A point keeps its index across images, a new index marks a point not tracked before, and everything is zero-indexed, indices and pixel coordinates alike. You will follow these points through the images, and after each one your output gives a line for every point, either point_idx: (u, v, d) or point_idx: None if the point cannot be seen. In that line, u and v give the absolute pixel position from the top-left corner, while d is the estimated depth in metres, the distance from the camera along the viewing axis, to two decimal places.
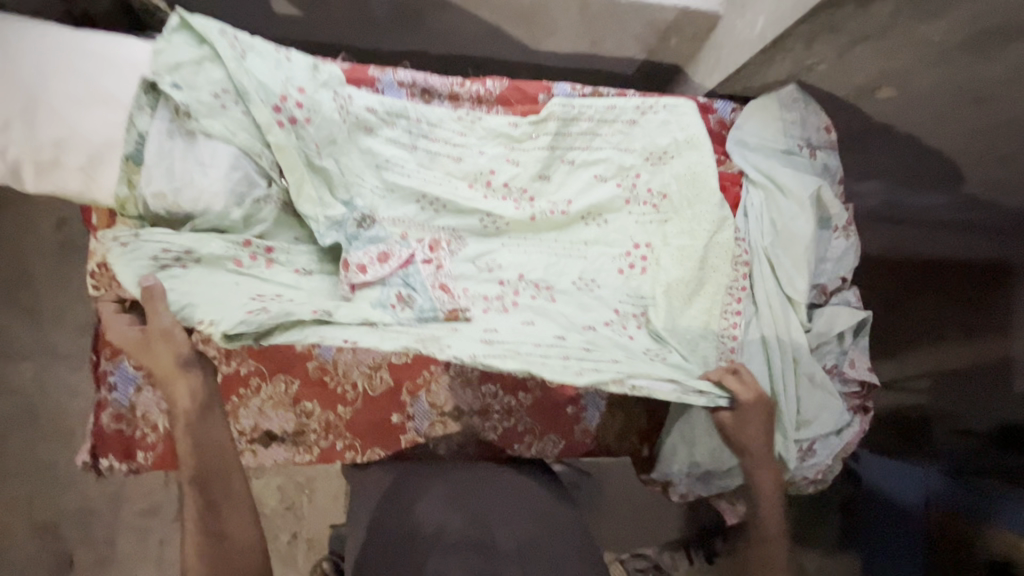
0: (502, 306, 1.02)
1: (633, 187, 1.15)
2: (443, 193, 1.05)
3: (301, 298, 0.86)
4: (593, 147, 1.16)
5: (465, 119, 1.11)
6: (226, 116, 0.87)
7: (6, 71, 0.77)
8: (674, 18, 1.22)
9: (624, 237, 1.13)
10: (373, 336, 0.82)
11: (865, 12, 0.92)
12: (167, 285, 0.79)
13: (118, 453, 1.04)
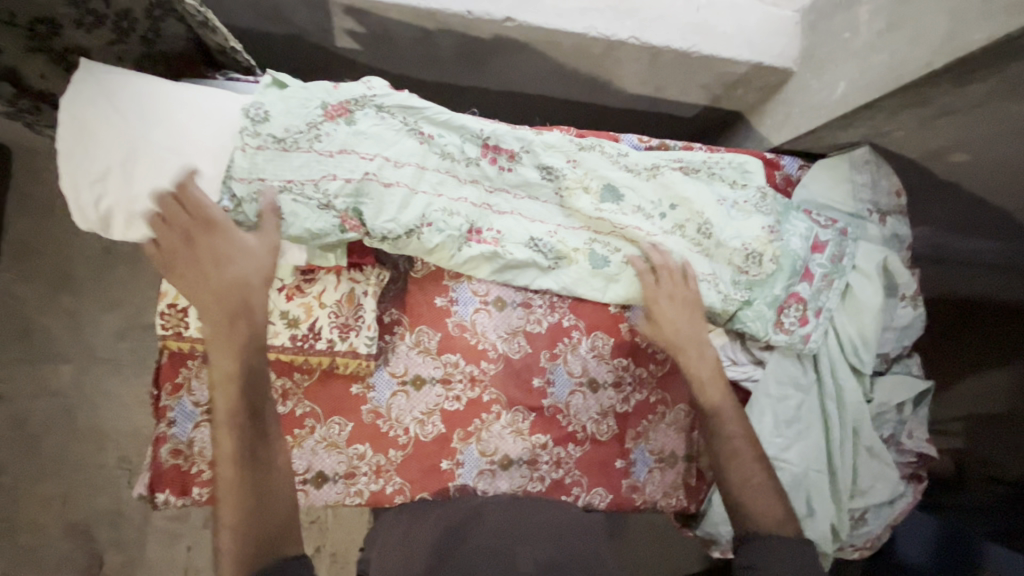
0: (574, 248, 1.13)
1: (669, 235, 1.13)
2: (510, 243, 1.09)
3: (455, 206, 1.04)
4: (632, 197, 1.13)
5: (523, 167, 1.11)
6: (335, 164, 0.94)
7: (109, 127, 0.86)
8: (745, 72, 1.21)
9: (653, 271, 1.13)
10: (522, 250, 1.10)
11: (960, 91, 0.92)
12: (369, 190, 0.95)
13: (175, 488, 1.05)
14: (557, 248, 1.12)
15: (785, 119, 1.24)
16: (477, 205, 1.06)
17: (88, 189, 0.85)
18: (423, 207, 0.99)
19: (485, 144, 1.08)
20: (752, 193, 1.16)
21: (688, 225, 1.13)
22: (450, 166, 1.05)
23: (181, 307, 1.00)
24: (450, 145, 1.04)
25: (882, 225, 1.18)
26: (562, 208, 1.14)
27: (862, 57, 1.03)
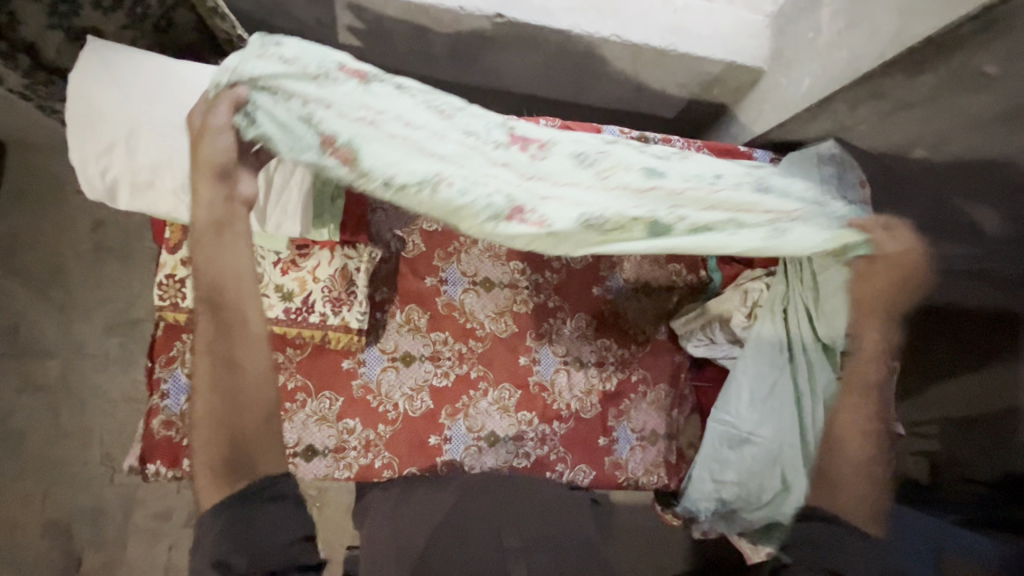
0: (631, 201, 0.86)
1: (742, 203, 0.91)
2: (541, 205, 0.80)
3: (464, 169, 0.82)
4: (680, 176, 0.99)
5: (549, 148, 0.97)
6: (331, 111, 0.83)
7: (113, 99, 0.83)
8: (720, 71, 1.29)
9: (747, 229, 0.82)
10: (571, 211, 0.80)
11: (913, 83, 1.00)
12: (370, 132, 0.82)
13: (165, 460, 1.06)
14: (611, 208, 0.82)
15: (758, 115, 1.33)
16: (511, 181, 0.84)
17: (95, 162, 0.83)
18: (436, 168, 0.80)
19: (513, 134, 0.97)
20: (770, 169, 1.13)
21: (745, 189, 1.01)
22: (474, 143, 0.90)
23: (179, 278, 1.04)
24: (474, 123, 0.93)
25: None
26: (605, 184, 0.93)
27: (825, 55, 1.11)
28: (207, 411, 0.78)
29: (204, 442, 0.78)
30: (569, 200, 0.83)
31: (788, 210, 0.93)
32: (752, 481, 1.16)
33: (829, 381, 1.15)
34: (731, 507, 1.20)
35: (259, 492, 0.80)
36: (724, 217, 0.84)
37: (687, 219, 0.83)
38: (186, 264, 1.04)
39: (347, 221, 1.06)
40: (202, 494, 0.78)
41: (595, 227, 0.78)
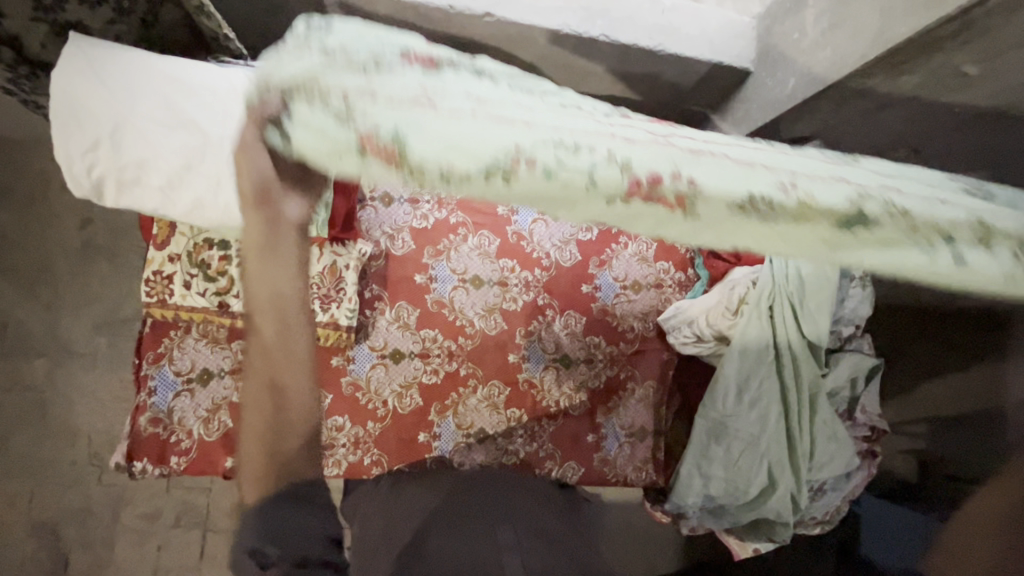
0: (798, 184, 0.61)
1: (925, 194, 0.70)
2: (675, 169, 0.57)
3: (580, 130, 0.64)
4: (832, 165, 0.75)
5: (657, 128, 0.79)
6: (385, 55, 0.74)
7: (97, 95, 0.80)
8: (707, 71, 1.30)
9: (947, 222, 0.64)
10: (730, 187, 0.57)
11: (894, 82, 1.02)
12: (418, 77, 0.70)
13: (153, 457, 1.06)
14: (790, 184, 0.61)
15: (744, 114, 1.34)
16: (636, 142, 0.62)
17: (80, 159, 0.81)
18: (519, 138, 0.54)
19: (628, 116, 0.86)
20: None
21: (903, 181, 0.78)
22: (572, 109, 0.80)
23: (166, 274, 1.04)
24: (572, 98, 0.86)
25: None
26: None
27: (809, 55, 1.13)
28: (254, 404, 0.64)
29: (245, 433, 0.64)
30: (709, 173, 0.58)
31: (961, 202, 0.71)
32: (739, 479, 1.18)
33: (812, 378, 1.19)
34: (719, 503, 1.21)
35: (296, 498, 0.65)
36: (917, 205, 0.65)
37: (876, 222, 0.61)
38: (173, 261, 1.04)
39: (336, 218, 1.06)
40: (242, 488, 0.65)
41: (761, 204, 0.57)
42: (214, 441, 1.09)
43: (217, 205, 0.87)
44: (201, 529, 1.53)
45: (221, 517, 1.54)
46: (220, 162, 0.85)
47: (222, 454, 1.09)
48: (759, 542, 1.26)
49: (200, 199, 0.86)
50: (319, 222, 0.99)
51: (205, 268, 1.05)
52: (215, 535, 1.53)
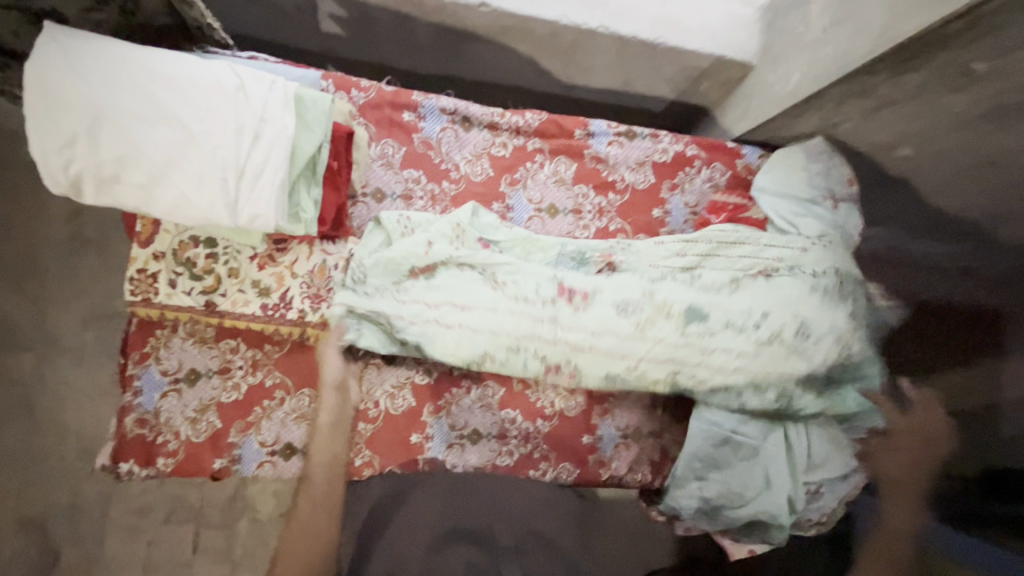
0: (674, 344, 1.13)
1: (758, 337, 1.14)
2: (585, 362, 1.12)
3: (523, 327, 1.09)
4: (711, 327, 1.14)
5: (590, 298, 1.14)
6: (444, 281, 1.10)
7: (74, 87, 0.77)
8: (708, 65, 1.27)
9: (752, 365, 1.14)
10: (621, 365, 1.13)
11: (899, 79, 0.99)
12: (437, 294, 1.08)
13: (139, 459, 1.04)
14: (649, 363, 1.13)
15: (745, 111, 1.32)
16: (552, 341, 1.10)
17: (56, 155, 0.77)
18: (489, 343, 1.08)
19: (561, 285, 1.13)
20: (835, 278, 1.17)
21: (785, 331, 1.13)
22: (522, 307, 1.10)
23: (151, 272, 1.01)
24: (523, 288, 1.11)
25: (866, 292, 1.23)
26: (644, 338, 1.13)
27: (813, 50, 1.10)
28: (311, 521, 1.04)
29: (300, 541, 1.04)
30: (604, 347, 1.12)
31: (784, 379, 1.15)
32: (733, 481, 1.17)
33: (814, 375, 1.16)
34: (716, 505, 1.19)
35: None
36: (730, 354, 1.14)
37: (700, 380, 1.14)
38: (158, 259, 1.01)
39: (325, 216, 0.98)
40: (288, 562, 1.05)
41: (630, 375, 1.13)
42: (202, 443, 1.06)
43: (200, 202, 0.82)
44: (192, 525, 1.51)
45: (213, 513, 1.52)
46: (203, 158, 0.81)
47: (210, 456, 1.06)
48: (754, 542, 1.25)
49: (182, 195, 0.81)
50: (307, 219, 0.93)
51: (190, 266, 1.02)
52: (207, 531, 1.51)
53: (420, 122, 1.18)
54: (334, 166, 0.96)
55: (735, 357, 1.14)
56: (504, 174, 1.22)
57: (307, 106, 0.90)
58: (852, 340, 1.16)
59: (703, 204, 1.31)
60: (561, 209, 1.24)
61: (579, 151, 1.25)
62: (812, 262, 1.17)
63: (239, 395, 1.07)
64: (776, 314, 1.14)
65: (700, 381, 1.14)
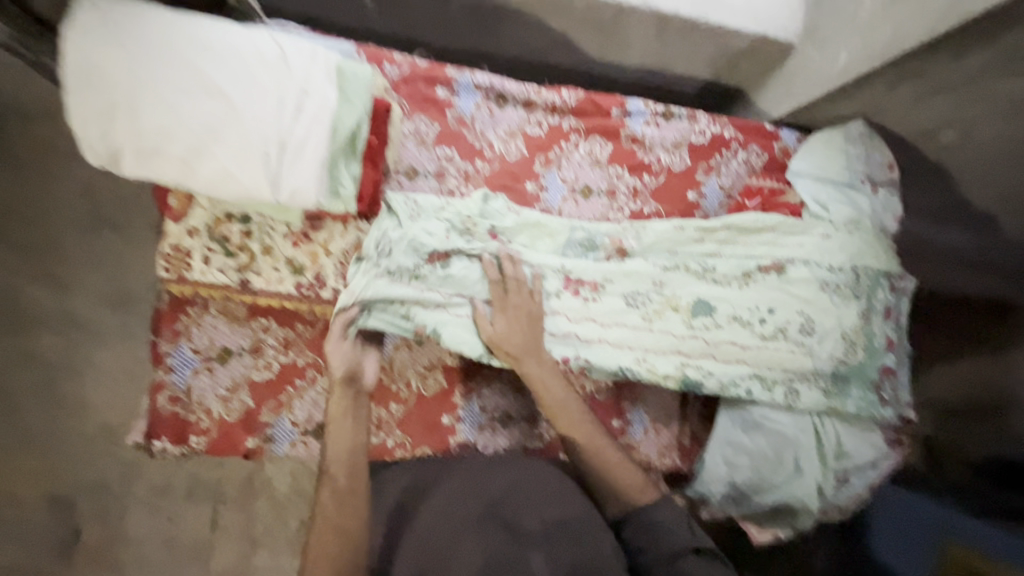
0: (675, 339, 1.14)
1: (762, 332, 1.14)
2: (594, 357, 1.10)
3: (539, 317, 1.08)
4: (716, 316, 1.15)
5: (598, 287, 1.14)
6: (451, 281, 1.06)
7: (118, 55, 0.74)
8: (750, 45, 1.23)
9: (757, 358, 1.14)
10: (626, 356, 1.11)
11: (959, 61, 0.97)
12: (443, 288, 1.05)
13: (172, 436, 1.03)
14: (653, 350, 1.13)
15: (786, 91, 1.28)
16: (561, 334, 1.10)
17: (97, 125, 0.74)
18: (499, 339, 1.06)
19: (567, 277, 1.14)
20: (850, 275, 1.16)
21: (792, 327, 1.14)
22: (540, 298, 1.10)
23: (184, 249, 0.99)
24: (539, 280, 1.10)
25: (889, 287, 1.19)
26: (651, 330, 1.13)
27: (867, 29, 1.06)
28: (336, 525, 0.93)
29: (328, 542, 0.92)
30: (609, 338, 1.12)
31: (793, 373, 1.15)
32: (765, 467, 1.16)
33: (826, 363, 1.15)
34: (743, 491, 1.18)
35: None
36: (738, 344, 1.14)
37: (709, 373, 1.13)
38: (191, 235, 0.99)
39: (364, 195, 0.92)
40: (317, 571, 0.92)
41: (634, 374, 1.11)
42: (235, 421, 1.05)
43: (243, 176, 0.80)
44: (212, 502, 1.51)
45: (232, 492, 1.52)
46: (246, 132, 0.79)
47: (243, 434, 1.05)
48: (779, 527, 1.25)
49: (224, 170, 0.79)
50: (346, 196, 0.87)
51: (224, 243, 1.00)
52: (226, 508, 1.52)
53: (454, 98, 1.15)
54: (373, 141, 0.91)
55: (740, 350, 1.14)
56: (538, 153, 1.19)
57: (348, 79, 0.86)
58: (858, 338, 1.16)
59: (738, 187, 1.28)
60: (595, 190, 1.22)
61: (616, 131, 1.22)
62: (829, 258, 1.16)
63: (271, 374, 1.07)
64: (783, 310, 1.15)
65: (707, 374, 1.13)
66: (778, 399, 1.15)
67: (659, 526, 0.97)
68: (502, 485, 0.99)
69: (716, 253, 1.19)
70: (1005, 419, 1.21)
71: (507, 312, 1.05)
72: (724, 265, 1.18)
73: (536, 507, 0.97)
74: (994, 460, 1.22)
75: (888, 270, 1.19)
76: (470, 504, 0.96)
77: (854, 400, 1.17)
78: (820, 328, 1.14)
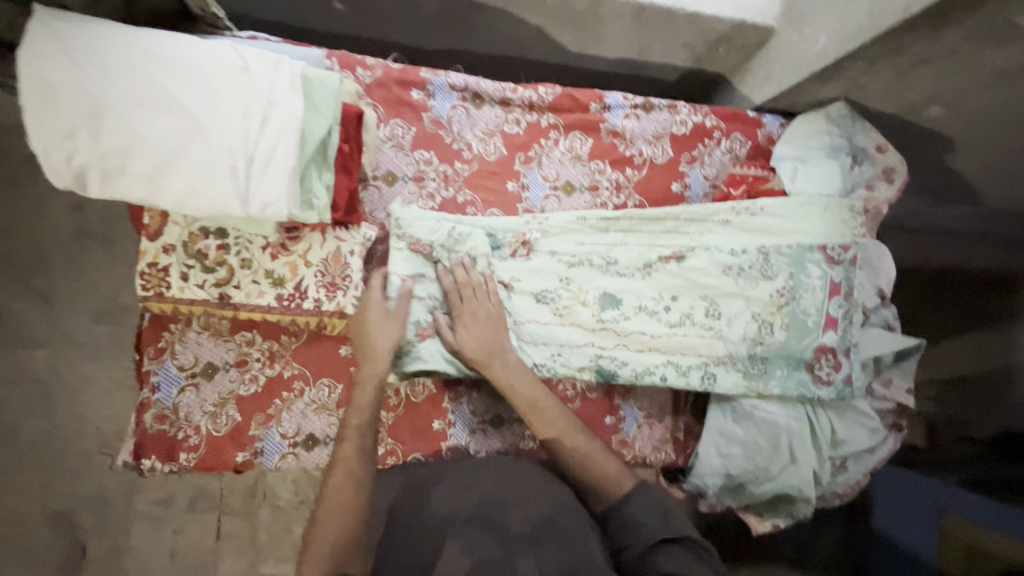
0: (587, 330, 1.12)
1: (680, 318, 1.13)
2: (527, 353, 1.09)
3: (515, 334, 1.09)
4: (624, 307, 1.12)
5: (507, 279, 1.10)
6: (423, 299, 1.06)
7: (76, 77, 0.73)
8: (728, 30, 1.21)
9: (679, 344, 1.13)
10: (543, 351, 1.10)
11: (937, 36, 0.94)
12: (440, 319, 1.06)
13: (161, 454, 1.02)
14: (567, 342, 1.11)
15: (767, 76, 1.26)
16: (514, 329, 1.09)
17: (58, 147, 0.73)
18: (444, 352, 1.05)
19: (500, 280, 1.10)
20: (754, 256, 1.14)
21: (697, 312, 1.13)
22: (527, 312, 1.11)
23: (161, 266, 0.98)
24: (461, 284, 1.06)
25: (826, 261, 1.14)
26: (563, 325, 1.11)
27: (842, 9, 1.04)
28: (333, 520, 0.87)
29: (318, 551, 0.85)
30: (528, 332, 1.10)
31: (717, 358, 1.13)
32: (759, 458, 1.14)
33: (739, 345, 1.13)
34: (739, 481, 1.17)
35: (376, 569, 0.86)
36: (652, 331, 1.12)
37: (626, 362, 1.11)
38: (168, 252, 0.98)
39: (338, 203, 0.95)
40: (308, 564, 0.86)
41: (546, 368, 1.10)
42: (224, 436, 1.05)
43: (210, 192, 0.79)
44: (216, 513, 1.51)
45: (236, 502, 1.52)
46: (210, 146, 0.77)
47: (232, 449, 1.05)
48: (778, 517, 1.24)
49: (190, 186, 0.78)
50: (319, 206, 0.89)
51: (201, 259, 0.99)
52: (230, 518, 1.52)
53: (430, 100, 1.14)
54: (345, 148, 0.94)
55: (649, 339, 1.12)
56: (517, 152, 1.17)
57: (314, 88, 0.86)
58: (774, 318, 1.13)
59: (722, 176, 1.26)
60: (577, 185, 1.20)
61: (595, 125, 1.20)
62: (749, 240, 1.16)
63: (258, 387, 1.06)
64: (685, 297, 1.14)
65: (621, 364, 1.11)
66: (693, 384, 1.12)
67: (642, 520, 0.91)
68: (490, 484, 0.93)
69: (621, 244, 1.15)
70: (1006, 392, 1.26)
71: (466, 320, 1.03)
72: (627, 256, 1.15)
73: (527, 505, 0.91)
74: (995, 433, 1.27)
75: (818, 245, 1.14)
76: (456, 506, 0.91)
77: (777, 380, 1.14)
78: (735, 312, 1.13)
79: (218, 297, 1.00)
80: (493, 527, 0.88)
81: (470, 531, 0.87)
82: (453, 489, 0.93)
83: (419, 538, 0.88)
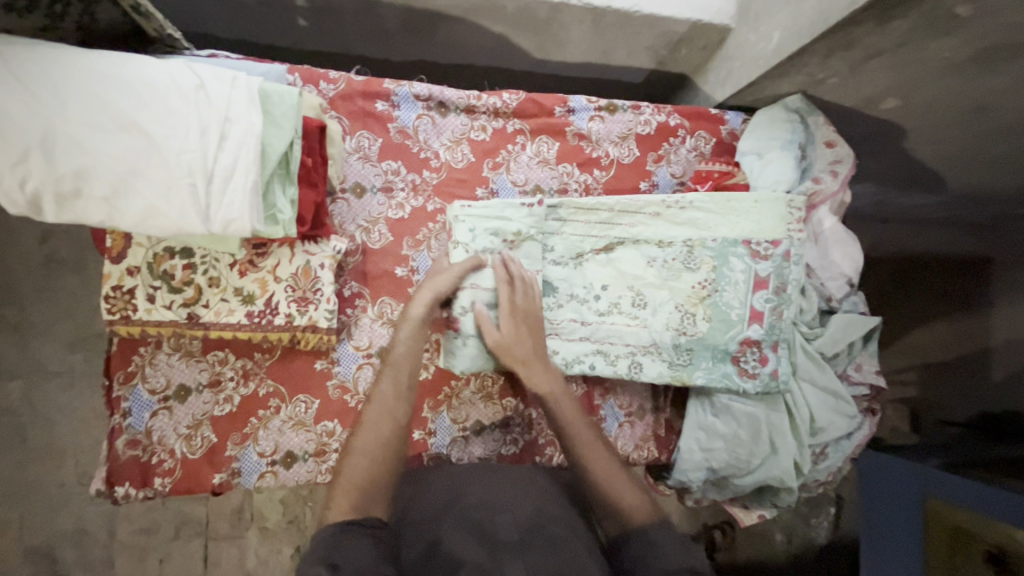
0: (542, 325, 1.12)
1: (610, 306, 1.15)
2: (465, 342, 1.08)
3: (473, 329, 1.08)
4: (559, 296, 1.15)
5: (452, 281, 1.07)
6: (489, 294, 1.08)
7: (28, 102, 0.73)
8: (686, 31, 1.23)
9: (608, 333, 1.14)
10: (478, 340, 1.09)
11: (884, 29, 0.95)
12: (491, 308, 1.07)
13: (135, 480, 1.01)
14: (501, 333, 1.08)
15: (727, 74, 1.28)
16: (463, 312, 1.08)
17: (10, 173, 0.72)
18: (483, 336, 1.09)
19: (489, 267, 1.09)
20: (679, 249, 1.16)
21: (623, 301, 1.16)
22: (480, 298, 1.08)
23: (127, 288, 0.97)
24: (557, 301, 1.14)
25: (750, 254, 1.16)
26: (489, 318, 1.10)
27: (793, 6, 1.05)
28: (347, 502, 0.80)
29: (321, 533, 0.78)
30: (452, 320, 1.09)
31: (644, 345, 1.15)
32: (739, 450, 1.15)
33: (665, 333, 1.14)
34: (722, 474, 1.18)
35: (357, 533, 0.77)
36: (580, 314, 1.15)
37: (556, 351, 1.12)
38: (133, 273, 0.97)
39: (304, 216, 0.95)
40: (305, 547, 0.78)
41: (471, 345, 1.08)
42: (199, 458, 1.03)
43: (171, 210, 0.78)
44: (202, 539, 1.48)
45: (223, 526, 1.49)
46: (168, 165, 0.77)
47: (209, 472, 1.03)
48: (763, 508, 1.25)
49: (150, 205, 0.77)
50: (284, 220, 0.89)
51: (168, 279, 0.99)
52: (217, 543, 1.49)
53: (395, 110, 1.14)
54: (308, 161, 0.94)
55: (582, 326, 1.14)
56: (486, 158, 1.18)
57: (273, 102, 0.87)
58: (697, 309, 1.15)
59: (689, 173, 1.28)
60: (547, 189, 1.21)
61: (561, 128, 1.21)
62: (714, 231, 1.17)
63: (233, 407, 1.05)
64: (614, 286, 1.16)
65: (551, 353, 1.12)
66: (620, 372, 1.13)
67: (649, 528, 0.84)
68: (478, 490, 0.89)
69: (557, 231, 1.16)
70: (986, 370, 1.36)
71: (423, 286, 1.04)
72: (563, 244, 1.16)
73: (514, 511, 0.85)
74: (978, 415, 1.35)
75: (743, 239, 1.16)
76: (447, 496, 0.89)
77: (702, 370, 1.14)
78: (666, 302, 1.16)
79: (187, 316, 0.99)
80: (480, 529, 0.81)
81: (457, 528, 0.81)
82: (448, 489, 0.90)
83: (410, 531, 0.83)
